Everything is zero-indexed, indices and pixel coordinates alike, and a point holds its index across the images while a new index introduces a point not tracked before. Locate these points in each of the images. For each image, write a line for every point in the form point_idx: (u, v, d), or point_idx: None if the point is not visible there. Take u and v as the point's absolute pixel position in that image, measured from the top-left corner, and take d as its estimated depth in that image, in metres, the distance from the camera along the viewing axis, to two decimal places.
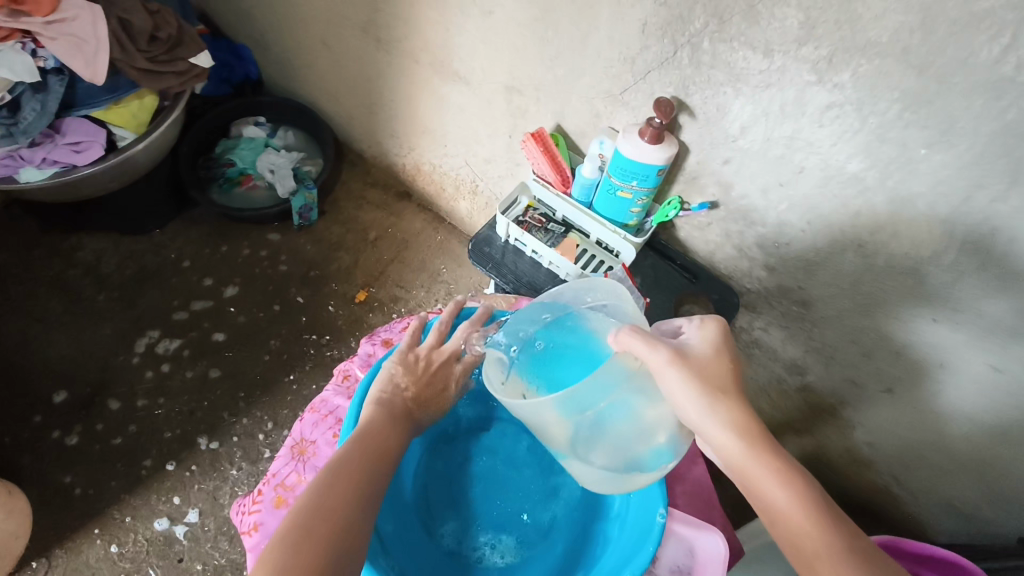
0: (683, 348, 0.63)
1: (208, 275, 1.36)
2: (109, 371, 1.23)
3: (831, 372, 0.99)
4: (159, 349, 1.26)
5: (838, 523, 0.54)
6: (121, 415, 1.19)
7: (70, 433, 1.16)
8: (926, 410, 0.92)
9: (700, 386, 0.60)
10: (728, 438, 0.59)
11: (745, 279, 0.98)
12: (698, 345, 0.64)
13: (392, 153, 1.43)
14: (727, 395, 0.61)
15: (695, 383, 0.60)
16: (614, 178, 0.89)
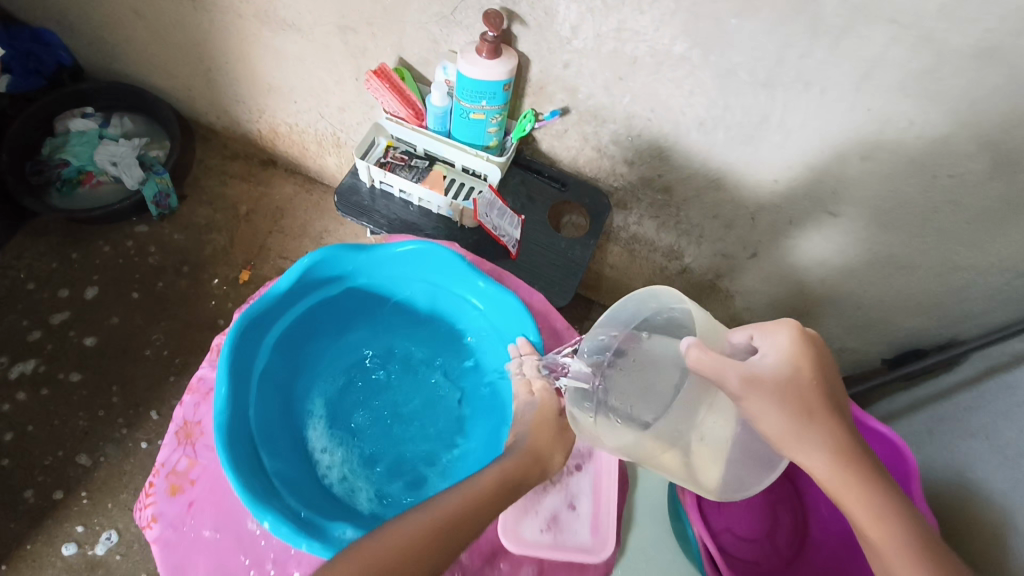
0: (761, 373, 0.56)
1: (65, 286, 1.26)
2: None
3: (703, 250, 1.06)
4: (33, 376, 1.17)
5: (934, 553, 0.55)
6: (8, 453, 1.11)
7: None
8: (787, 265, 1.01)
9: (792, 414, 0.56)
10: (826, 471, 0.56)
11: (611, 179, 1.01)
12: (777, 363, 0.57)
13: (244, 120, 1.35)
14: (819, 415, 0.57)
15: (783, 416, 0.56)
16: (463, 102, 0.88)
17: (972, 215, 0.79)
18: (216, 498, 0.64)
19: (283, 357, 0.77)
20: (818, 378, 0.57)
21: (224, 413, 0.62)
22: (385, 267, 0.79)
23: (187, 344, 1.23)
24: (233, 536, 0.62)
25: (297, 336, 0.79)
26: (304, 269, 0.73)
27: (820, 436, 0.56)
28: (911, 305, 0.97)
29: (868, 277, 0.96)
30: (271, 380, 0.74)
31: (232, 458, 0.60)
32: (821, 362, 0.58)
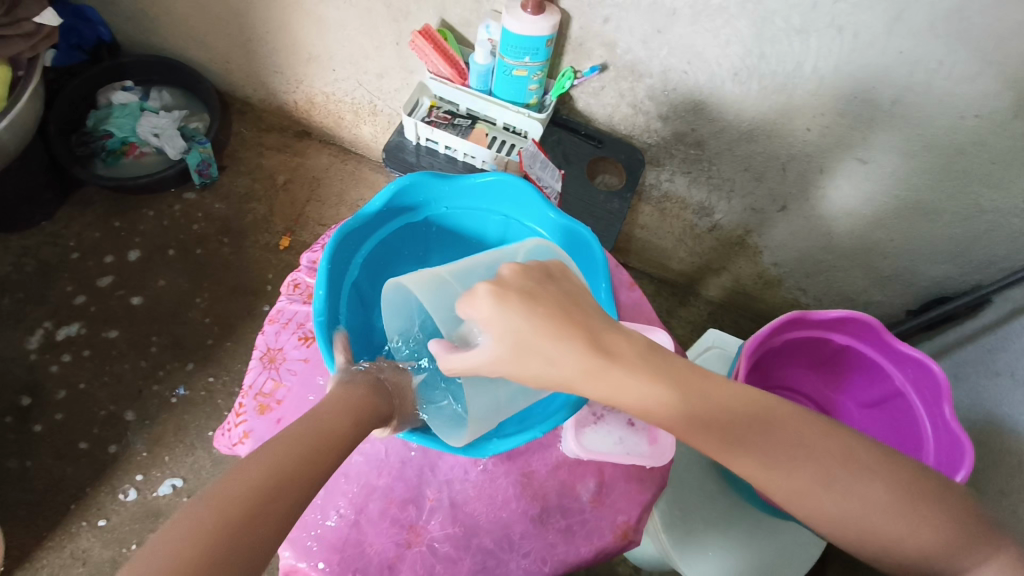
0: (479, 359, 0.53)
1: (112, 252, 1.30)
2: (39, 371, 1.18)
3: (733, 205, 1.10)
4: (86, 336, 1.22)
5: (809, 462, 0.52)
6: (66, 407, 1.16)
7: (16, 439, 1.12)
8: (816, 217, 1.05)
9: (541, 379, 0.52)
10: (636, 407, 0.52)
11: (645, 136, 1.05)
12: (487, 340, 0.52)
13: (280, 91, 1.39)
14: (562, 361, 0.51)
15: (534, 381, 0.53)
16: (506, 58, 0.92)
17: (998, 156, 0.83)
18: (300, 415, 0.68)
19: (367, 275, 0.78)
20: (541, 325, 0.51)
21: (324, 314, 0.64)
22: (466, 198, 0.79)
23: (233, 305, 1.27)
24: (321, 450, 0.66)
25: (381, 257, 0.79)
26: (396, 189, 0.73)
27: (588, 383, 0.51)
28: (936, 252, 1.01)
29: (895, 226, 1.00)
30: (358, 296, 0.75)
31: (332, 355, 0.61)
32: (547, 303, 0.52)
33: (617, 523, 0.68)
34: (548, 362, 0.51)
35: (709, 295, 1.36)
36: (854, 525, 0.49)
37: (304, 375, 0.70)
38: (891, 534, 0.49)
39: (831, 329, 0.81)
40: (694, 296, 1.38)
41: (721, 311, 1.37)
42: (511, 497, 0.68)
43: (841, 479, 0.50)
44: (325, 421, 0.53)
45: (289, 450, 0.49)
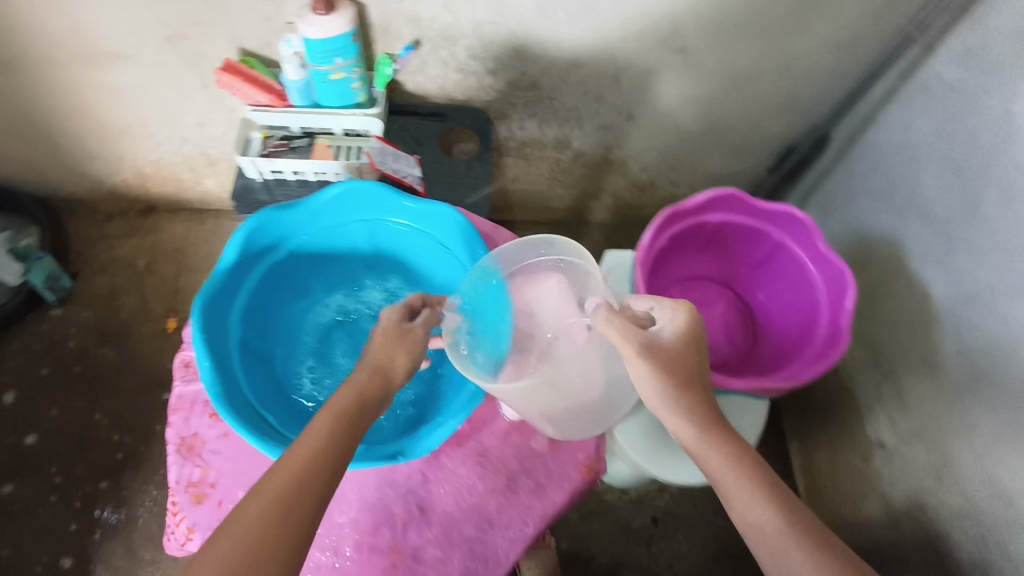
0: (655, 339, 0.62)
1: None
2: None
3: (587, 129, 1.14)
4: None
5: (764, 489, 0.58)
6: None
7: None
8: (661, 115, 1.10)
9: (668, 377, 0.61)
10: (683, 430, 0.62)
11: (482, 94, 1.06)
12: (674, 335, 0.63)
13: (104, 175, 1.29)
14: (694, 386, 0.62)
15: (663, 382, 0.61)
16: (319, 66, 0.89)
17: (788, 9, 0.89)
18: (238, 489, 0.66)
19: (253, 327, 0.76)
20: (699, 366, 0.64)
21: (216, 384, 0.62)
22: (322, 218, 0.78)
23: (144, 406, 1.20)
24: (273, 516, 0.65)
25: (258, 302, 0.77)
26: (245, 234, 0.72)
27: (687, 400, 0.62)
28: (772, 110, 1.08)
29: (729, 99, 1.06)
30: (252, 351, 0.74)
31: (241, 420, 0.61)
32: (693, 357, 0.63)
33: (580, 461, 0.72)
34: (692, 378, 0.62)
35: (597, 219, 1.41)
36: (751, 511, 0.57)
37: (230, 450, 0.68)
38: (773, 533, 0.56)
39: (708, 212, 0.85)
40: (586, 225, 1.42)
41: (614, 230, 1.43)
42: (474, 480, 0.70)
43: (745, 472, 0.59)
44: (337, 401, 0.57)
45: (300, 455, 0.53)
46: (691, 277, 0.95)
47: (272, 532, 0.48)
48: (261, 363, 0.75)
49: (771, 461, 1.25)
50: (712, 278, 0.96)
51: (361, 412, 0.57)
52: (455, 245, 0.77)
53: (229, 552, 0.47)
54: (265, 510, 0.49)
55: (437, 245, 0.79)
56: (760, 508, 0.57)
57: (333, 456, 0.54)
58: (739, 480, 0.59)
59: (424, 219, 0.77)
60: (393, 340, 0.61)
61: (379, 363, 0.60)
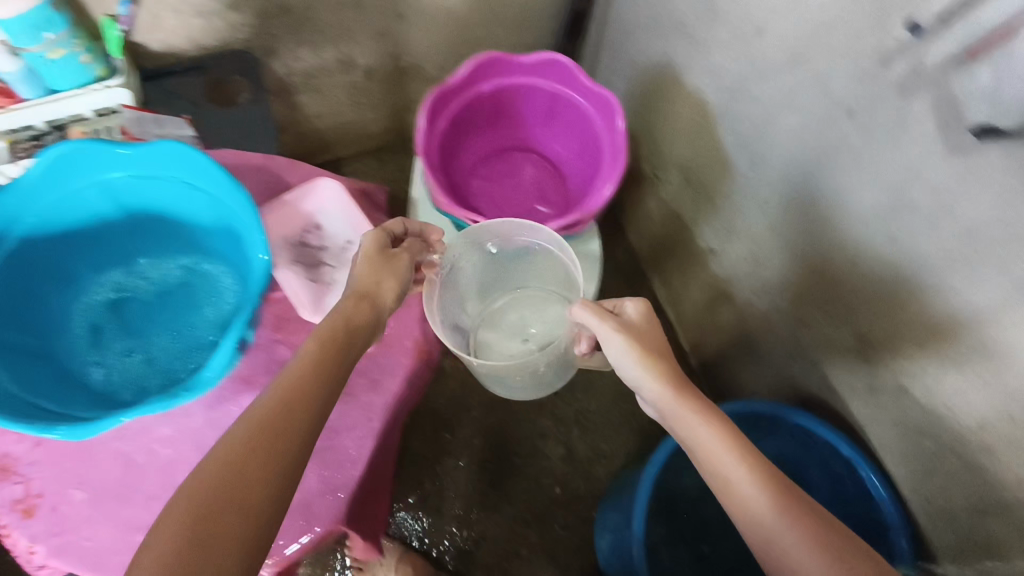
0: (626, 322, 0.69)
1: None
2: None
3: (362, 41, 1.10)
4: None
5: (749, 448, 0.61)
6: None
7: None
8: (428, 6, 1.07)
9: (641, 352, 0.66)
10: (663, 395, 0.64)
11: (235, 34, 1.00)
12: (639, 320, 0.69)
13: None
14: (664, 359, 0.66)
15: (639, 356, 0.65)
16: (30, 48, 0.81)
17: None
18: (68, 489, 0.75)
19: (20, 326, 0.76)
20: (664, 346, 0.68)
21: None
22: (46, 194, 0.75)
23: None
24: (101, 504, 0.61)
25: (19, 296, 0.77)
26: None
27: (659, 366, 0.65)
28: None
29: None
30: (23, 350, 0.75)
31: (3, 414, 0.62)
32: (663, 337, 0.69)
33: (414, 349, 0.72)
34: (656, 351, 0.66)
35: None
36: (733, 474, 0.59)
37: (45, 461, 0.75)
38: (757, 498, 0.58)
39: (477, 83, 0.85)
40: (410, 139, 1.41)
41: None
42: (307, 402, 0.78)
43: (728, 432, 0.61)
44: (301, 363, 0.60)
45: (269, 414, 0.56)
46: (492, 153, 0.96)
47: (223, 497, 0.51)
48: (37, 358, 0.76)
49: None
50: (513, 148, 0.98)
51: (321, 381, 0.60)
52: (194, 179, 0.76)
53: (182, 513, 0.50)
54: (222, 470, 0.52)
55: (179, 184, 0.79)
56: (738, 464, 0.59)
57: (302, 424, 0.57)
58: (706, 434, 0.61)
59: (151, 161, 0.75)
60: (378, 263, 0.68)
61: (368, 287, 0.67)
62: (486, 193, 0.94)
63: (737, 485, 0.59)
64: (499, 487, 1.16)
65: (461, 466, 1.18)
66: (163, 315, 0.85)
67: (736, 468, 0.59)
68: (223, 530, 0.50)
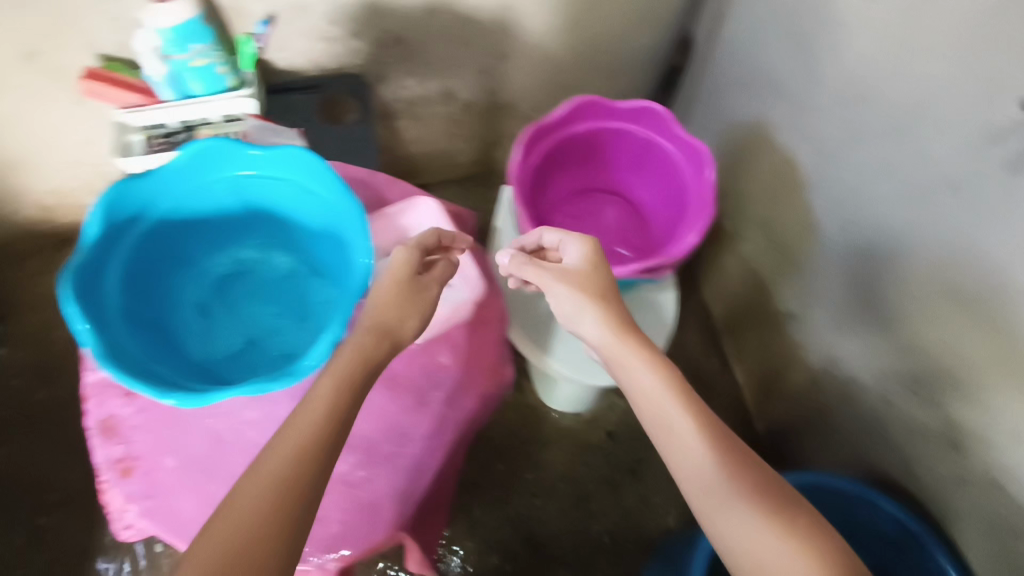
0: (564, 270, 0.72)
1: None
2: None
3: (466, 77, 1.17)
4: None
5: (716, 438, 0.61)
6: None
7: None
8: (533, 50, 1.13)
9: (590, 300, 0.69)
10: (611, 345, 0.68)
11: (353, 59, 1.08)
12: (581, 265, 0.72)
13: (8, 216, 1.27)
14: (611, 304, 0.70)
15: (592, 305, 0.69)
16: (175, 56, 0.91)
17: None
18: (162, 455, 0.71)
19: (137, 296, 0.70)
20: (609, 299, 0.70)
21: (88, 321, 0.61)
22: (172, 185, 0.71)
23: None
24: (107, 427, 0.72)
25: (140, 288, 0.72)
26: (103, 207, 0.65)
27: (632, 332, 0.68)
28: (631, 24, 1.11)
29: (586, 22, 1.10)
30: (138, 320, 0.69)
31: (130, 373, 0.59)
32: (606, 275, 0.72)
33: (485, 367, 0.76)
34: (617, 308, 0.70)
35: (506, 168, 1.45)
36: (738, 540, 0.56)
37: (147, 424, 0.72)
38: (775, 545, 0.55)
39: (568, 122, 0.87)
40: (497, 175, 1.47)
41: None
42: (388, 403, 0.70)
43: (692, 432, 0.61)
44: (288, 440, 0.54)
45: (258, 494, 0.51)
46: (575, 194, 0.98)
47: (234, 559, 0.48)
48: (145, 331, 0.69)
49: (708, 361, 1.32)
50: (588, 190, 0.99)
51: (308, 474, 0.53)
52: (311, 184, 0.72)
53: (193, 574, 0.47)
54: (225, 549, 0.48)
55: (187, 67, 0.93)
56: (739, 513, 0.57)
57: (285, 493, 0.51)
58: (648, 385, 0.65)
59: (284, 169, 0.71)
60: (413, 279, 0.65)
61: (387, 321, 0.62)
62: (570, 231, 0.96)
63: (746, 532, 0.56)
64: (545, 532, 1.14)
65: (513, 508, 1.15)
66: (256, 287, 0.80)
67: (712, 466, 0.59)
68: (260, 535, 0.49)
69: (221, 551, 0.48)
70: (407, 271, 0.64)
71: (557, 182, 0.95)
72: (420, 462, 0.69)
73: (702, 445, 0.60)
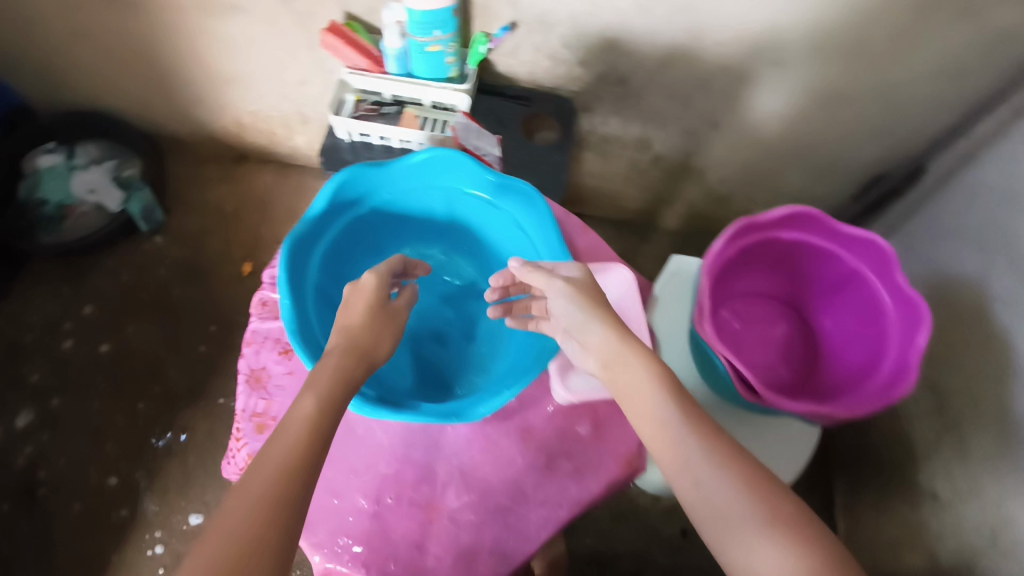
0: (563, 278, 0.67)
1: (86, 302, 1.32)
2: (52, 447, 1.21)
3: (669, 133, 1.13)
4: (42, 412, 1.23)
5: (737, 471, 0.52)
6: (53, 484, 1.19)
7: (45, 514, 1.17)
8: (749, 128, 1.08)
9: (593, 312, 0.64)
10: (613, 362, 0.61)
11: (571, 84, 1.06)
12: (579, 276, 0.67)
13: (206, 122, 1.36)
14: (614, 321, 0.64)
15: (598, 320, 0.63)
16: (417, 37, 0.92)
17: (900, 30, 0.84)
18: None
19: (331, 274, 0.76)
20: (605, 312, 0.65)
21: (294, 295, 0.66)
22: (402, 179, 0.78)
23: (222, 345, 1.30)
24: (256, 377, 0.73)
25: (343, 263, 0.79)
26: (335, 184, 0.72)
27: (638, 352, 0.61)
28: (864, 135, 1.04)
29: (818, 119, 1.03)
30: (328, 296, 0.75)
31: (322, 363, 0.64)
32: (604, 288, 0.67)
33: (620, 454, 0.72)
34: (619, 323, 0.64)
35: (667, 226, 1.41)
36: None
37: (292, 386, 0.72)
38: None
39: (781, 228, 0.81)
40: (654, 228, 1.42)
41: (682, 238, 1.42)
42: (516, 453, 0.71)
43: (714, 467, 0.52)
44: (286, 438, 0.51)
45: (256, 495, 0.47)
46: (756, 292, 0.93)
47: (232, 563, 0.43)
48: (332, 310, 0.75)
49: (807, 496, 1.23)
50: (772, 293, 0.94)
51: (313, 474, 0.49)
52: (530, 228, 0.77)
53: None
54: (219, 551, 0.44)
55: (421, 48, 0.94)
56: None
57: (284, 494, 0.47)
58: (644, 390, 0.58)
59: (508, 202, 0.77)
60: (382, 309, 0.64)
61: (363, 344, 0.61)
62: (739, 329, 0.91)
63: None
64: None
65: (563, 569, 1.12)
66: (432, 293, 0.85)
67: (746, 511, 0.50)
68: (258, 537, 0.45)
69: (224, 557, 0.43)
70: (376, 295, 0.64)
71: (743, 276, 0.91)
72: (529, 531, 0.67)
73: (712, 458, 0.52)
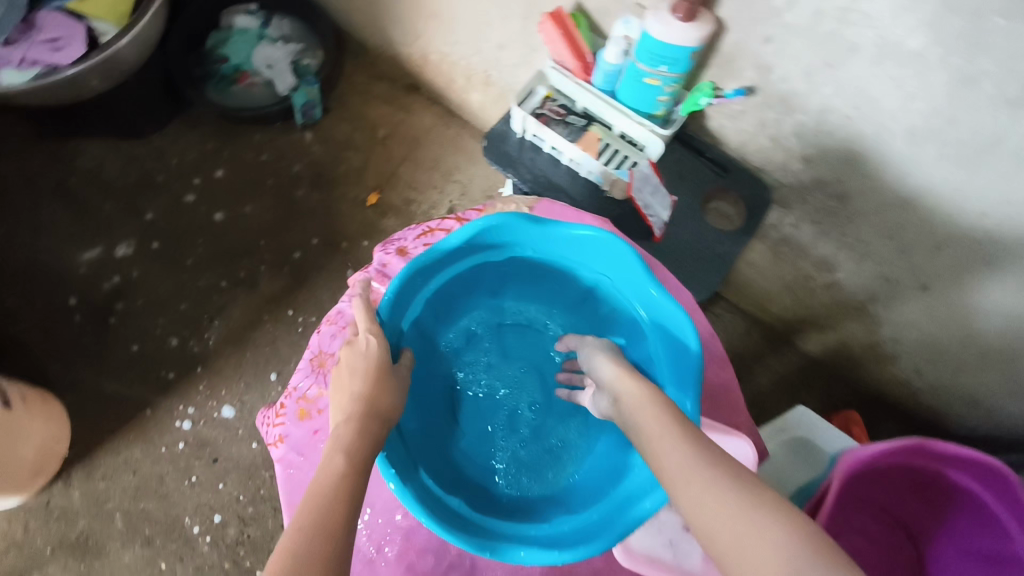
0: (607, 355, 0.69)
1: (219, 165, 1.34)
2: (137, 284, 1.26)
3: (863, 268, 0.95)
4: (143, 250, 1.28)
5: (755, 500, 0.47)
6: (124, 319, 1.23)
7: (107, 342, 1.22)
8: (961, 308, 0.89)
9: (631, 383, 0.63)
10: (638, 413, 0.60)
11: (781, 173, 0.90)
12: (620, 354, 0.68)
13: (396, 42, 1.31)
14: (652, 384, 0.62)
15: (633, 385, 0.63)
16: (640, 63, 0.80)
17: None
18: None
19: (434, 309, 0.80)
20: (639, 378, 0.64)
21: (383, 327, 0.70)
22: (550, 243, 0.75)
23: (317, 261, 1.29)
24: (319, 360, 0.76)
25: (449, 290, 0.79)
26: (478, 228, 0.71)
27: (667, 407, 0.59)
28: None
29: None
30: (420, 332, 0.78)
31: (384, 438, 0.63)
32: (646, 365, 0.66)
33: None
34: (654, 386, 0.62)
35: (805, 348, 1.22)
36: None
37: None
38: None
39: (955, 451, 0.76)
40: (789, 344, 1.24)
41: (812, 369, 1.23)
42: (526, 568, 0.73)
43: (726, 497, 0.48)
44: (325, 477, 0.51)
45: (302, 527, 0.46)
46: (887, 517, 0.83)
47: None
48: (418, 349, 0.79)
49: None
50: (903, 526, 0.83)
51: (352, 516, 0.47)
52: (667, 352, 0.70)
53: None
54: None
55: (636, 77, 0.83)
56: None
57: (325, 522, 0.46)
58: (657, 427, 0.56)
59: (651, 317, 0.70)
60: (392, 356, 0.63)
61: (381, 405, 0.59)
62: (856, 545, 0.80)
63: None
64: None
65: None
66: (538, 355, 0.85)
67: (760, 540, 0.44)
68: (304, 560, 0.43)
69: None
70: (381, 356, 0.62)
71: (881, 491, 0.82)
72: None
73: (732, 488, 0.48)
